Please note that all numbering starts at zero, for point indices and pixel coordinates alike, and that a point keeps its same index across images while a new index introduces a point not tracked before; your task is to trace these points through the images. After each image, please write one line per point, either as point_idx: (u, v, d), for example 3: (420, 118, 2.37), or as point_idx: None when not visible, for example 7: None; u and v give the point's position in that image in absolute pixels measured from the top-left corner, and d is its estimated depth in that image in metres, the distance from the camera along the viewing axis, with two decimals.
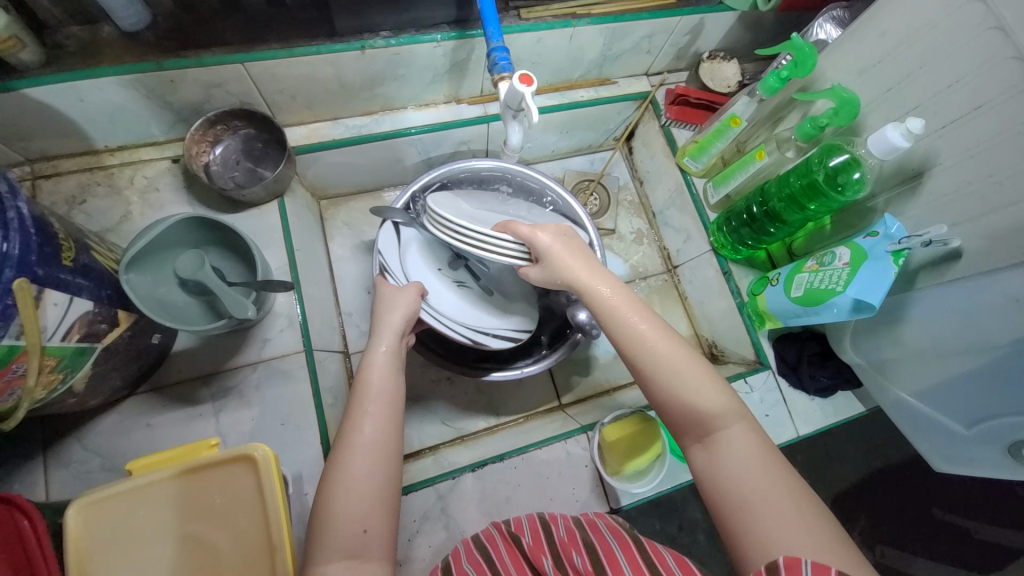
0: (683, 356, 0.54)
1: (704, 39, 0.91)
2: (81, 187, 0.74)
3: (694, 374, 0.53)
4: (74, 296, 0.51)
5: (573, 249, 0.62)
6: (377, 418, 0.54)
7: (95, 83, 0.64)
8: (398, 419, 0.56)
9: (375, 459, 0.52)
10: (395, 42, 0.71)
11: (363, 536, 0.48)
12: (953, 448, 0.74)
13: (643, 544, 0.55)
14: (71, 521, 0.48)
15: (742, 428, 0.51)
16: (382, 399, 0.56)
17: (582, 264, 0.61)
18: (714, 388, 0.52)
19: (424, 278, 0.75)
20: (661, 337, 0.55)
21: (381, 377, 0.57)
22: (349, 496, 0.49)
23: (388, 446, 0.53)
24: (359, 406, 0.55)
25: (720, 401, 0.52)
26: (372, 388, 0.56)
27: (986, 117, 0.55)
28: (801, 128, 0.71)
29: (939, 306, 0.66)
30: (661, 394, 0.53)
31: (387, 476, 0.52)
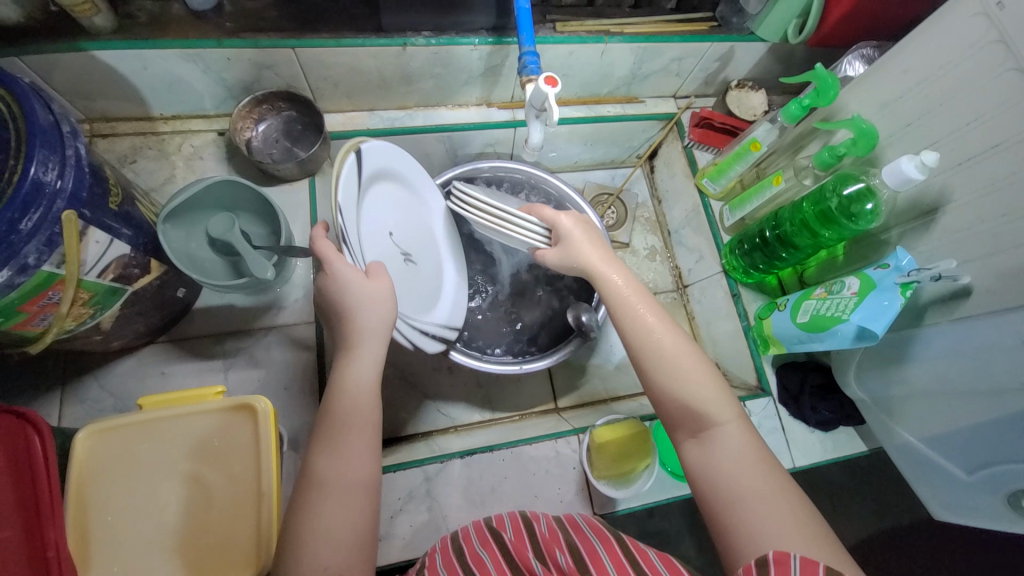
0: (683, 351, 0.55)
1: (734, 67, 0.93)
2: (134, 148, 0.82)
3: (694, 372, 0.54)
4: (114, 238, 0.55)
5: (591, 237, 0.64)
6: (356, 451, 0.49)
7: (160, 54, 0.70)
8: (376, 449, 0.52)
9: (351, 495, 0.48)
10: (435, 42, 0.76)
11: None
12: (952, 494, 0.73)
13: (626, 542, 0.54)
14: (79, 443, 0.51)
15: (737, 427, 0.52)
16: (362, 430, 0.51)
17: (596, 252, 0.63)
18: (712, 388, 0.53)
19: (373, 240, 0.58)
20: (662, 330, 0.56)
21: (361, 405, 0.52)
22: (322, 540, 0.45)
23: (367, 482, 0.49)
24: (335, 439, 0.50)
25: (718, 404, 0.52)
26: (346, 415, 0.51)
27: (1002, 157, 0.56)
28: (819, 156, 0.72)
29: (946, 346, 0.65)
30: (659, 386, 0.54)
31: (364, 511, 0.48)
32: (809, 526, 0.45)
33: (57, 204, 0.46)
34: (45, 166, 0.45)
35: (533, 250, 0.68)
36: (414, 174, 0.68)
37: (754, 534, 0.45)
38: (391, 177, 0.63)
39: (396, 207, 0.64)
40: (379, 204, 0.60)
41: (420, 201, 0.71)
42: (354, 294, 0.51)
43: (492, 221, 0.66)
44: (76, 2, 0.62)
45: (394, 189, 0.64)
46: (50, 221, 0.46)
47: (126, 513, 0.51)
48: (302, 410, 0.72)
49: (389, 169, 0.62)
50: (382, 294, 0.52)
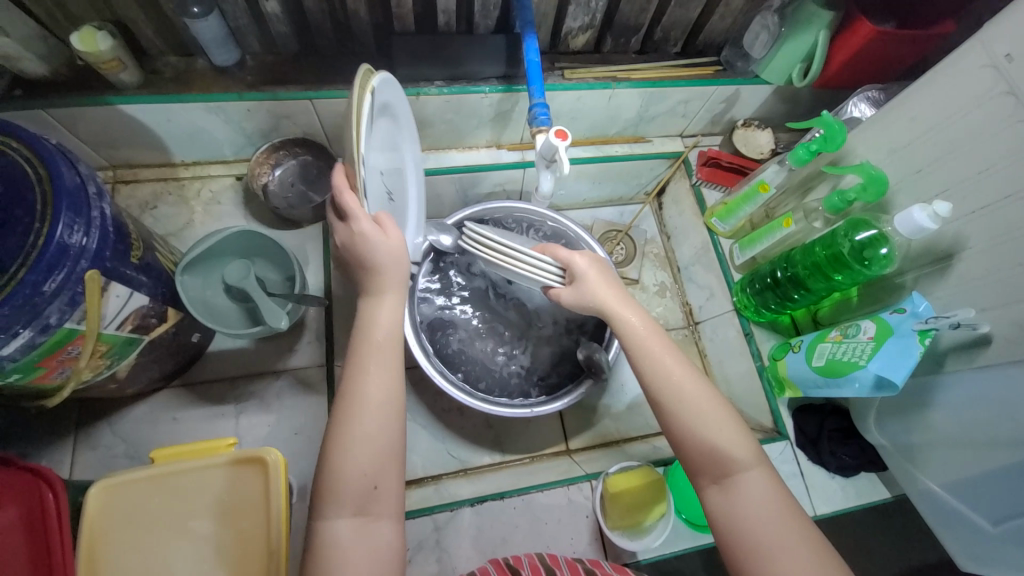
0: (702, 399, 0.54)
1: (739, 108, 0.95)
2: (154, 194, 0.84)
3: (717, 418, 0.52)
4: (134, 291, 0.56)
5: (606, 275, 0.64)
6: (382, 369, 0.51)
7: (184, 107, 0.73)
8: (400, 364, 0.53)
9: (381, 414, 0.49)
10: (447, 91, 0.78)
11: (374, 492, 0.47)
12: (977, 548, 0.69)
13: None
14: (91, 499, 0.51)
15: (761, 478, 0.50)
16: (385, 349, 0.52)
17: (611, 293, 0.62)
18: (734, 437, 0.52)
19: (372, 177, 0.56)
20: (679, 378, 0.55)
21: (385, 332, 0.53)
22: (357, 453, 0.47)
23: (396, 399, 0.50)
24: (362, 360, 0.51)
25: (741, 455, 0.51)
26: (375, 334, 0.52)
27: (1016, 206, 0.55)
28: (829, 200, 0.72)
29: (969, 394, 0.63)
30: (679, 430, 0.53)
31: (394, 428, 0.50)
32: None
33: (81, 264, 0.47)
34: (71, 228, 0.46)
35: (547, 289, 0.68)
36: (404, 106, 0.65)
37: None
38: (388, 112, 0.60)
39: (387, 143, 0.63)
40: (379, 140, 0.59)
41: (402, 132, 0.69)
42: (380, 250, 0.52)
43: (511, 260, 0.68)
44: (103, 59, 0.65)
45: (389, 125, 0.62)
46: (74, 280, 0.47)
47: (138, 570, 0.50)
48: (312, 456, 0.72)
49: (388, 103, 0.59)
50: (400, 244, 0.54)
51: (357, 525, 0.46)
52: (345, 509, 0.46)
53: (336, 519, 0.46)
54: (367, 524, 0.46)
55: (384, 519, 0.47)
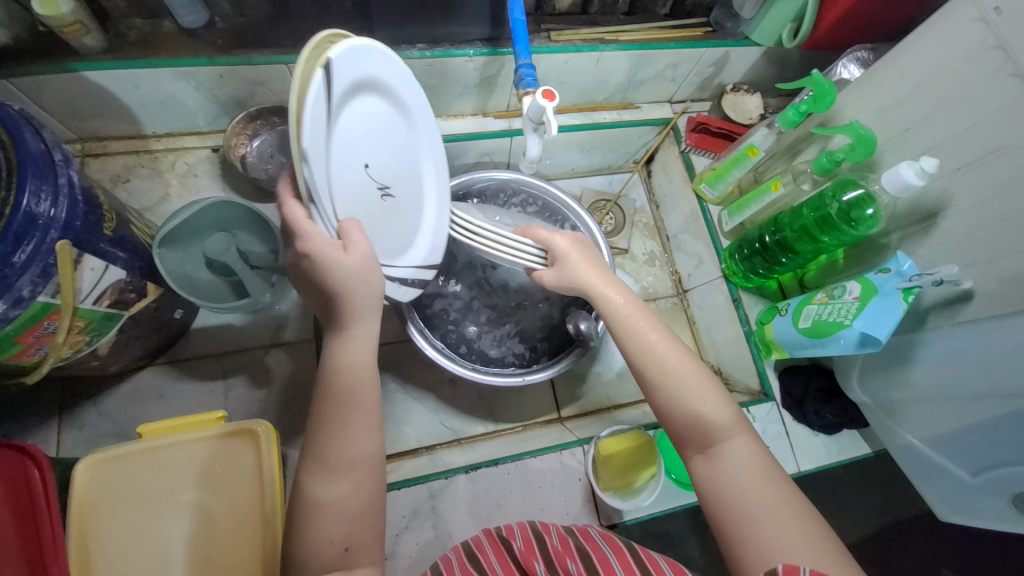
0: (686, 365, 0.54)
1: (729, 71, 0.93)
2: (127, 167, 0.81)
3: (701, 389, 0.53)
4: (110, 264, 0.54)
5: (585, 253, 0.64)
6: (356, 428, 0.48)
7: (152, 73, 0.69)
8: (375, 423, 0.50)
9: (353, 475, 0.47)
10: (430, 54, 0.75)
11: (346, 553, 0.46)
12: (959, 497, 0.72)
13: (636, 549, 0.56)
14: (78, 475, 0.50)
15: (744, 439, 0.51)
16: (359, 406, 0.49)
17: (589, 269, 0.62)
18: (719, 401, 0.53)
19: (348, 172, 0.48)
20: (665, 345, 0.55)
21: (359, 382, 0.50)
22: (329, 517, 0.46)
23: (370, 460, 0.48)
24: (334, 418, 0.48)
25: (726, 414, 0.52)
26: (342, 396, 0.49)
27: (1002, 161, 0.56)
28: (818, 161, 0.72)
29: (949, 350, 0.65)
30: (666, 402, 0.53)
31: (369, 487, 0.48)
32: (828, 541, 0.45)
33: (51, 234, 0.45)
34: (37, 196, 0.44)
35: (529, 271, 0.67)
36: (404, 85, 0.55)
37: (772, 544, 0.45)
38: (375, 94, 0.51)
39: (383, 133, 0.53)
40: (365, 128, 0.50)
41: (409, 115, 0.58)
42: (338, 274, 0.46)
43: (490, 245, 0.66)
44: (64, 22, 0.61)
45: (382, 110, 0.53)
46: (44, 251, 0.45)
47: (130, 544, 0.50)
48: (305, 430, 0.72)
49: (370, 81, 0.49)
50: (371, 256, 0.47)
51: None
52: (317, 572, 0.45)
53: None
54: None
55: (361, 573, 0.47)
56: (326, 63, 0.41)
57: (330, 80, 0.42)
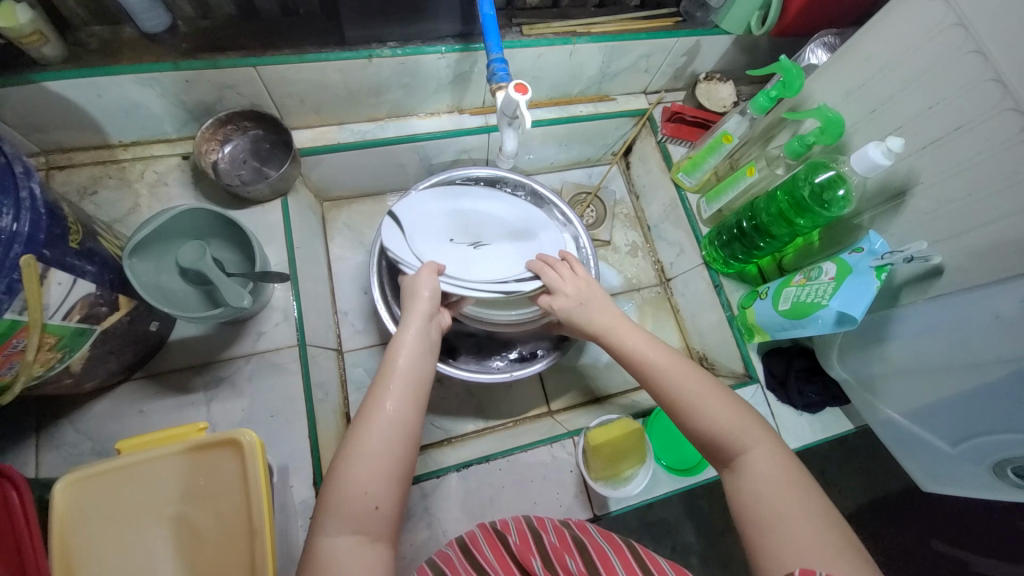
0: (698, 381, 0.56)
1: (701, 60, 0.94)
2: (93, 179, 0.77)
3: (681, 373, 0.56)
4: (78, 278, 0.53)
5: (586, 303, 0.66)
6: (400, 396, 0.55)
7: (114, 80, 0.67)
8: (421, 405, 0.56)
9: (393, 435, 0.52)
10: (401, 52, 0.75)
11: (375, 513, 0.49)
12: (939, 467, 0.75)
13: (637, 549, 0.56)
14: (58, 494, 0.49)
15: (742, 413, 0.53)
16: (405, 379, 0.56)
17: (600, 314, 0.65)
18: (729, 405, 0.54)
19: (435, 249, 0.71)
20: (678, 370, 0.57)
21: (408, 360, 0.58)
22: (367, 471, 0.50)
23: (408, 424, 0.54)
24: (382, 384, 0.55)
25: (744, 424, 0.52)
26: (400, 370, 0.57)
27: (965, 138, 0.57)
28: (790, 145, 0.74)
29: (922, 324, 0.66)
30: (689, 420, 0.54)
31: (405, 454, 0.52)
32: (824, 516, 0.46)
33: (14, 249, 0.45)
34: None
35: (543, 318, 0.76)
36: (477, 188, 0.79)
37: (759, 520, 0.47)
38: (457, 201, 0.77)
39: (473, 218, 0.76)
40: (451, 223, 0.75)
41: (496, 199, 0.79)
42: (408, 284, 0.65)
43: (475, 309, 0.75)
44: (24, 33, 0.60)
45: (465, 210, 0.77)
46: (8, 267, 0.44)
47: (113, 562, 0.48)
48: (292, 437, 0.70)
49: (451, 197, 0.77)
50: (416, 290, 0.64)
51: (357, 542, 0.48)
52: (346, 526, 0.48)
53: (339, 535, 0.47)
54: (367, 543, 0.48)
55: (382, 540, 0.49)
56: (396, 208, 0.73)
57: (400, 212, 0.73)
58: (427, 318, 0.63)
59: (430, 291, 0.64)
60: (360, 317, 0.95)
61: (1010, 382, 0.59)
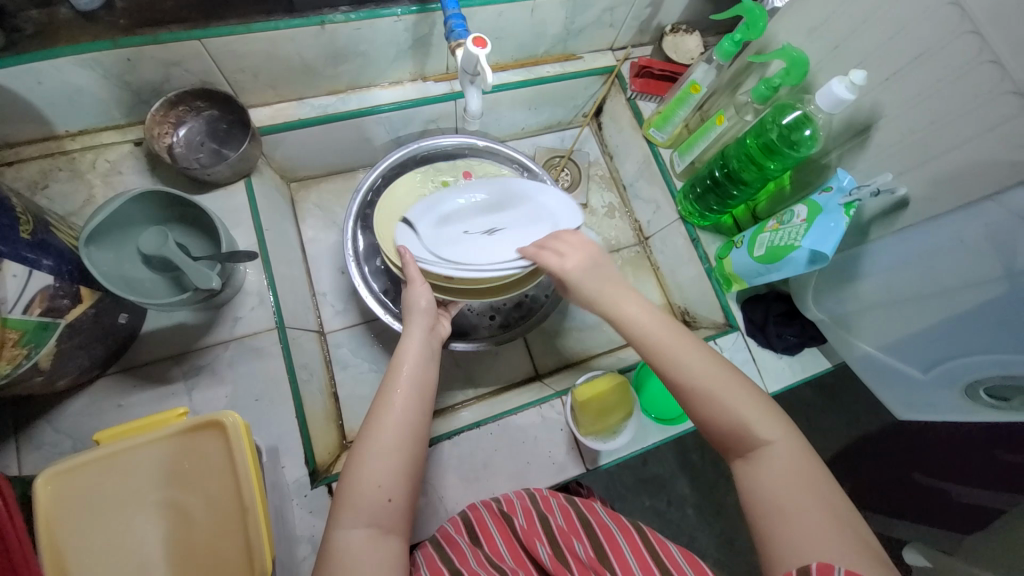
0: (702, 357, 0.54)
1: (666, 11, 0.92)
2: (43, 173, 0.72)
3: (694, 360, 0.54)
4: (34, 269, 0.51)
5: (597, 268, 0.61)
6: (408, 400, 0.55)
7: (52, 65, 0.64)
8: (428, 407, 0.57)
9: (402, 436, 0.52)
10: (355, 16, 0.72)
11: (388, 505, 0.50)
12: (915, 394, 0.78)
13: (646, 534, 0.57)
14: (39, 490, 0.48)
15: (758, 408, 0.51)
16: (411, 384, 0.56)
17: (610, 285, 0.60)
18: (741, 391, 0.52)
19: (442, 238, 0.67)
20: (698, 363, 0.53)
21: (413, 368, 0.58)
22: (377, 466, 0.50)
23: (416, 425, 0.54)
24: (388, 387, 0.56)
25: (752, 407, 0.51)
26: (405, 376, 0.57)
27: (924, 66, 0.57)
28: (756, 90, 0.73)
29: (891, 257, 0.68)
30: (686, 391, 0.53)
31: (413, 452, 0.53)
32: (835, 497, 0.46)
33: None
34: None
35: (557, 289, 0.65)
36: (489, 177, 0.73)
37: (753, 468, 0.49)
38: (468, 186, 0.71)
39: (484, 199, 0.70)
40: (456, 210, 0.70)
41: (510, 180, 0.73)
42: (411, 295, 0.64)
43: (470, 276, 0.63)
44: None
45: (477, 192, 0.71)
46: None
47: (104, 550, 0.48)
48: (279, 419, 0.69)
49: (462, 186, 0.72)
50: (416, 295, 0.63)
51: (370, 535, 0.48)
52: (360, 518, 0.48)
53: (351, 529, 0.48)
54: (379, 536, 0.48)
55: (394, 534, 0.49)
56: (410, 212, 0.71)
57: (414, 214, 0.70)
58: (427, 330, 0.63)
59: (425, 288, 0.64)
60: (340, 297, 0.93)
61: (977, 308, 0.61)
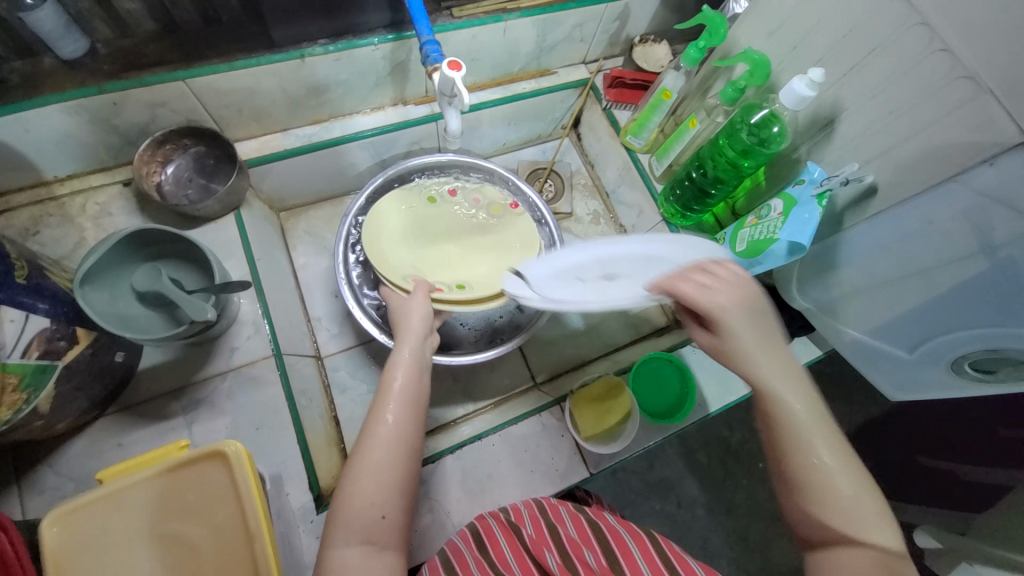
0: (818, 417, 0.48)
1: (633, 24, 0.96)
2: (34, 219, 0.73)
3: (823, 437, 0.47)
4: (30, 313, 0.52)
5: (754, 314, 0.53)
6: (402, 414, 0.55)
7: (40, 113, 0.65)
8: (421, 419, 0.57)
9: (394, 453, 0.53)
10: (334, 48, 0.74)
11: (381, 521, 0.50)
12: (903, 372, 0.80)
13: (659, 542, 0.57)
14: (46, 531, 0.48)
15: (874, 512, 0.45)
16: (404, 398, 0.56)
17: (756, 336, 0.52)
18: (865, 489, 0.46)
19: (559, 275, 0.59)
20: (826, 442, 0.47)
21: (408, 386, 0.58)
22: (370, 484, 0.51)
23: (408, 439, 0.54)
24: (380, 401, 0.56)
25: (867, 506, 0.45)
26: (399, 391, 0.57)
27: (879, 59, 0.60)
28: (725, 93, 0.77)
29: (867, 243, 0.70)
30: (790, 444, 0.47)
31: (406, 467, 0.53)
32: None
33: None
34: None
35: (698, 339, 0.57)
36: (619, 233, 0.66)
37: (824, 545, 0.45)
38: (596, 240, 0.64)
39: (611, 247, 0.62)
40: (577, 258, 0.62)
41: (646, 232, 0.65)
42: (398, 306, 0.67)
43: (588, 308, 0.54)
44: None
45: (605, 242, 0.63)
46: None
47: None
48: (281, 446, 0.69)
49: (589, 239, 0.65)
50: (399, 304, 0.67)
51: (364, 552, 0.49)
52: (354, 536, 0.49)
53: (345, 548, 0.48)
54: (373, 553, 0.49)
55: (388, 549, 0.50)
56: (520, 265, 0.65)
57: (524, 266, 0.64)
58: (421, 340, 0.63)
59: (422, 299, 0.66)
60: (334, 321, 0.94)
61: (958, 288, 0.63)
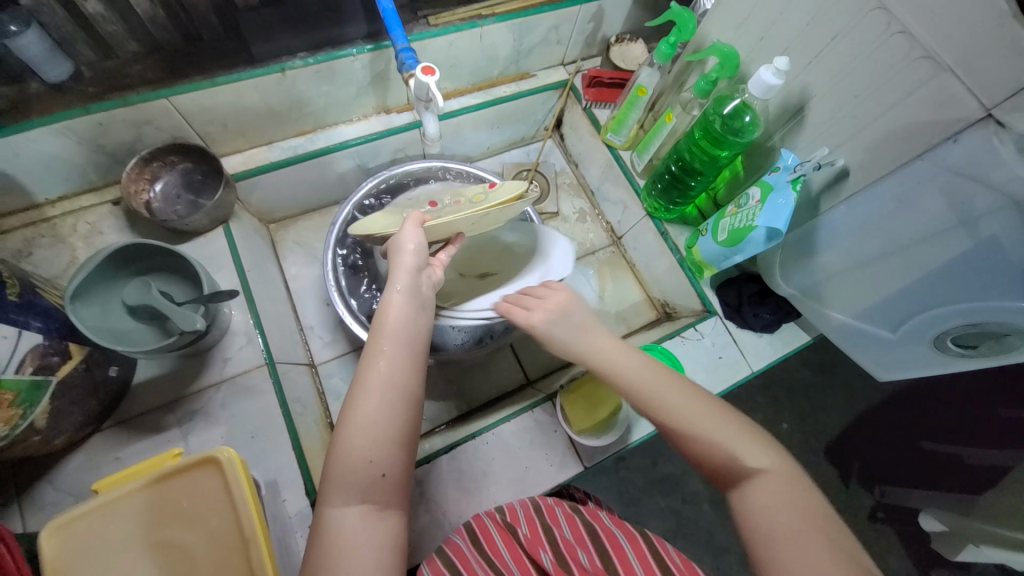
0: (680, 388, 0.53)
1: (608, 24, 0.98)
2: (25, 241, 0.75)
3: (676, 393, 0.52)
4: (23, 330, 0.54)
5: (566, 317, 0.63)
6: (397, 358, 0.54)
7: (28, 136, 0.67)
8: (416, 362, 0.56)
9: (390, 401, 0.51)
10: (314, 60, 0.76)
11: (381, 479, 0.49)
12: (890, 354, 0.80)
13: (651, 540, 0.58)
14: (44, 543, 0.49)
15: (757, 450, 0.48)
16: (399, 340, 0.55)
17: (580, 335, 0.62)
18: (734, 429, 0.49)
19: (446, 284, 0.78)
20: (689, 402, 0.51)
21: (399, 329, 0.56)
22: (370, 436, 0.49)
23: (405, 382, 0.53)
24: (375, 346, 0.54)
25: (745, 441, 0.48)
26: (393, 332, 0.55)
27: (842, 46, 0.62)
28: (697, 85, 0.79)
29: (846, 224, 0.71)
30: (650, 413, 0.53)
31: (404, 416, 0.52)
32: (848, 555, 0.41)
33: None
34: None
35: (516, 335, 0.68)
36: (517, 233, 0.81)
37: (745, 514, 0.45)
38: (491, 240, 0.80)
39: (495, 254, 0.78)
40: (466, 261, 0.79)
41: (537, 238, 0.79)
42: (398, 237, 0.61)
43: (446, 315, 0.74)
44: None
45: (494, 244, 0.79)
46: None
47: None
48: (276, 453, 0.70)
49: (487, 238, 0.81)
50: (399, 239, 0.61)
51: (367, 510, 0.47)
52: (354, 494, 0.47)
53: (345, 505, 0.47)
54: (376, 511, 0.48)
55: (390, 507, 0.49)
56: None
57: None
58: (415, 272, 0.61)
59: (415, 234, 0.61)
60: (328, 329, 0.96)
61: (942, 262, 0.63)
